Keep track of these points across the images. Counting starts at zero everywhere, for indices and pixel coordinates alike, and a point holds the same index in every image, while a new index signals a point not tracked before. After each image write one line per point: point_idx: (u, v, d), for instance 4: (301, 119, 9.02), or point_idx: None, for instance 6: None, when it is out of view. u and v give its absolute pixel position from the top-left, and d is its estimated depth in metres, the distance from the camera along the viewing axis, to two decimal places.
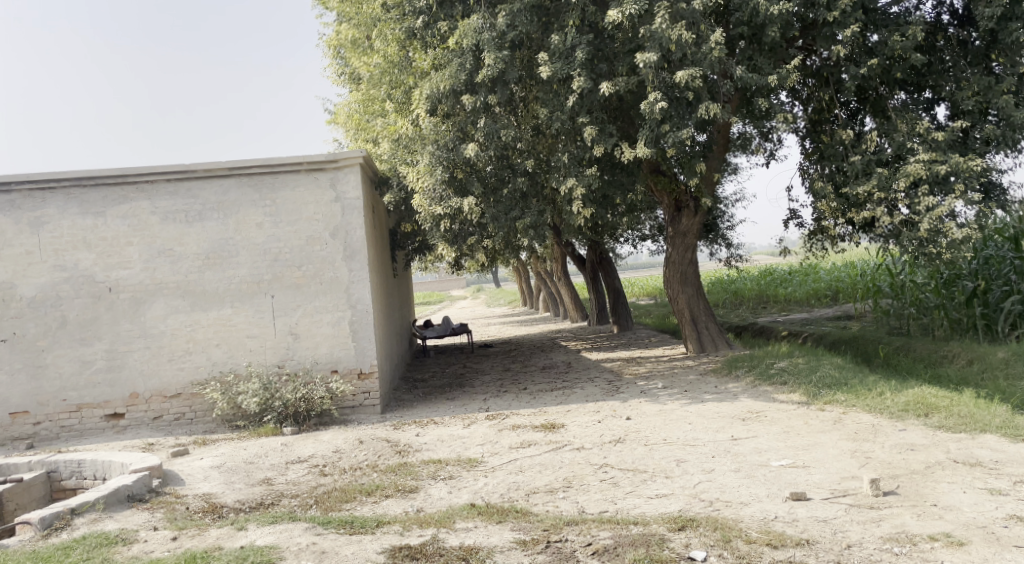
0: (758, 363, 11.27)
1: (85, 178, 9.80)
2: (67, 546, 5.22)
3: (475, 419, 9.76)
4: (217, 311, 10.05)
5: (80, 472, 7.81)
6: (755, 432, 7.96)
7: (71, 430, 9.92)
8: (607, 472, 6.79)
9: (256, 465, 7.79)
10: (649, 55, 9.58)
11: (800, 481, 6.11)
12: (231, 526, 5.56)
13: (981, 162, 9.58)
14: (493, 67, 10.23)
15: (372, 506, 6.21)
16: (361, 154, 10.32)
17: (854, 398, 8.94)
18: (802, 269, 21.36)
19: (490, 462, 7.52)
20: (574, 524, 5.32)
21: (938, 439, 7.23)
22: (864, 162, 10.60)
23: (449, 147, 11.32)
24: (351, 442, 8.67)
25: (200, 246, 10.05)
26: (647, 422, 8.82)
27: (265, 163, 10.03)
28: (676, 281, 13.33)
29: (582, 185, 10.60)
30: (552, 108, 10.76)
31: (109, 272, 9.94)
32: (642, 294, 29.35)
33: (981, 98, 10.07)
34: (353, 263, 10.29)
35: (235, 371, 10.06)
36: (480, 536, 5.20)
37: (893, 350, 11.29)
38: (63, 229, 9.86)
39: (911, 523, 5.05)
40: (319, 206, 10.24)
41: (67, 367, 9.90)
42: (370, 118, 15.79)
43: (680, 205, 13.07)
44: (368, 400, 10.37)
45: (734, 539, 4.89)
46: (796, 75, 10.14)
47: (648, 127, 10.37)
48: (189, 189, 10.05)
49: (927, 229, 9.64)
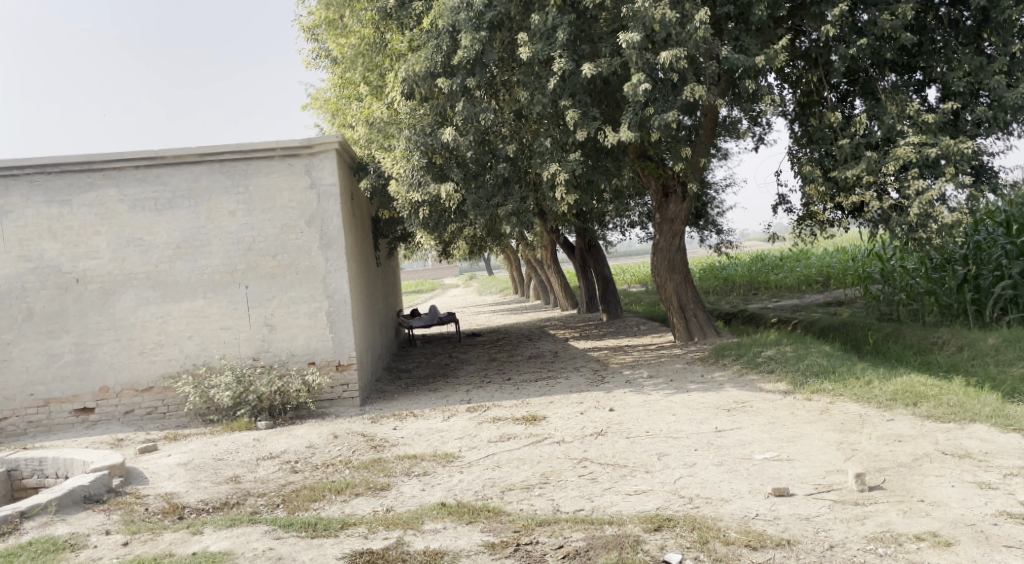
0: (745, 351, 11.07)
1: (48, 164, 9.47)
2: (12, 553, 5.03)
3: (456, 411, 9.51)
4: (189, 302, 9.77)
5: (42, 471, 7.53)
6: (740, 423, 7.74)
7: (40, 425, 9.64)
8: (586, 467, 6.57)
9: (225, 462, 7.52)
10: (633, 35, 9.34)
11: (783, 475, 5.89)
12: (187, 530, 5.34)
13: (971, 144, 9.36)
14: (470, 49, 9.97)
15: (341, 505, 5.98)
16: (337, 139, 10.01)
17: (841, 387, 8.74)
18: (793, 255, 21.22)
19: (466, 457, 7.28)
20: (546, 525, 5.08)
21: (927, 430, 7.02)
22: (854, 145, 10.33)
23: (427, 132, 11.07)
24: (326, 436, 8.42)
25: (171, 235, 9.75)
26: (630, 414, 8.59)
27: (237, 149, 9.71)
28: (663, 267, 13.08)
29: (566, 170, 10.30)
30: (533, 91, 10.47)
31: (76, 263, 9.63)
32: (634, 281, 29.17)
33: (973, 78, 9.87)
34: (329, 252, 10.00)
35: (208, 364, 9.79)
36: (448, 538, 4.97)
37: (883, 337, 11.11)
38: (27, 218, 9.54)
39: (898, 521, 4.83)
40: (294, 192, 9.93)
41: (35, 360, 9.62)
42: (348, 102, 15.46)
43: (667, 190, 12.81)
44: (346, 393, 10.10)
45: (711, 540, 4.66)
46: (783, 55, 9.83)
47: (632, 110, 10.04)
48: (159, 175, 9.73)
49: (917, 213, 9.44)
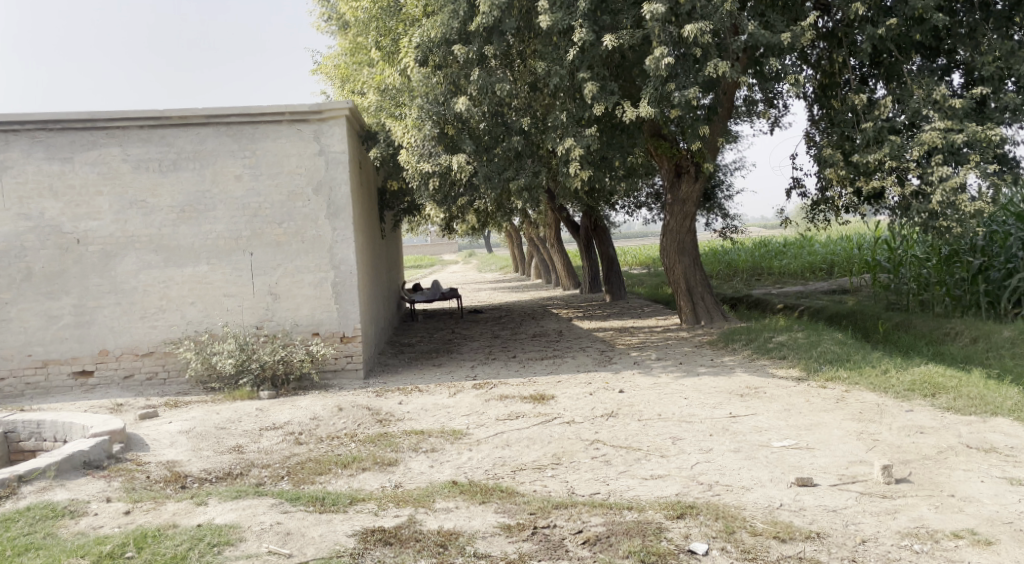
0: (756, 336, 10.88)
1: (51, 121, 9.20)
2: (9, 518, 4.86)
3: (462, 388, 9.33)
4: (193, 268, 9.55)
5: (40, 434, 7.35)
6: (755, 409, 7.57)
7: (37, 387, 9.45)
8: (599, 449, 6.40)
9: (227, 431, 7.33)
10: (657, 7, 9.05)
11: (805, 464, 5.72)
12: (191, 500, 5.16)
13: (999, 132, 9.11)
14: (489, 16, 9.70)
15: (348, 479, 5.81)
16: (348, 106, 9.73)
17: (857, 375, 8.56)
18: (797, 241, 21.05)
19: (475, 434, 7.10)
20: (564, 508, 4.91)
21: (948, 422, 6.84)
22: (877, 129, 10.08)
23: (440, 101, 10.81)
24: (330, 408, 8.21)
25: (174, 198, 9.50)
26: (641, 396, 8.41)
27: (245, 111, 9.45)
28: (673, 249, 12.86)
29: (581, 145, 10.01)
30: (550, 63, 10.18)
31: (78, 223, 9.39)
32: (635, 263, 29.03)
33: (1003, 63, 9.61)
34: (337, 221, 9.76)
35: (211, 331, 9.58)
36: (462, 518, 4.80)
37: (893, 326, 10.94)
38: (28, 174, 9.29)
39: (930, 517, 4.66)
40: (302, 159, 9.67)
41: (33, 321, 9.42)
42: (358, 68, 15.21)
43: (680, 170, 12.55)
44: (350, 364, 9.91)
45: (738, 530, 4.49)
46: (810, 33, 9.54)
47: (653, 85, 9.72)
48: (164, 136, 9.46)
49: (939, 201, 9.22)
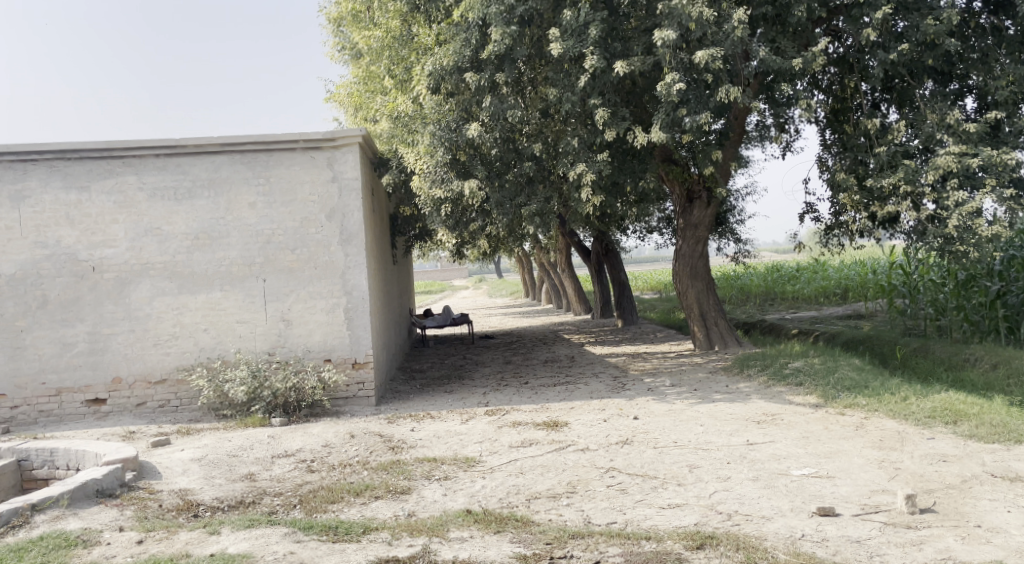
0: (771, 362, 10.77)
1: (69, 150, 9.30)
2: (21, 548, 4.82)
3: (474, 414, 9.26)
4: (206, 295, 9.56)
5: (52, 462, 7.32)
6: (772, 436, 7.46)
7: (51, 415, 9.44)
8: (615, 477, 6.31)
9: (240, 459, 7.28)
10: (668, 33, 9.07)
11: (826, 494, 5.62)
12: (203, 529, 5.11)
13: (1015, 155, 9.06)
14: (500, 43, 9.76)
15: (361, 508, 5.74)
16: (360, 133, 9.79)
17: (876, 402, 8.43)
18: (810, 266, 20.94)
19: (488, 462, 7.03)
20: (581, 538, 4.83)
21: (971, 450, 6.71)
22: (890, 153, 10.04)
23: (452, 127, 10.86)
24: (342, 436, 8.15)
25: (189, 225, 9.55)
26: (656, 423, 8.32)
27: (259, 140, 9.51)
28: (685, 274, 12.80)
29: (593, 170, 10.01)
30: (562, 89, 10.21)
31: (93, 250, 9.44)
32: (646, 288, 28.92)
33: (1017, 87, 9.57)
34: (349, 247, 9.77)
35: (223, 358, 9.58)
36: (477, 548, 4.72)
37: (911, 352, 10.80)
38: (45, 203, 9.37)
39: (957, 548, 4.55)
40: (316, 186, 9.72)
41: (48, 349, 9.43)
42: (371, 96, 15.33)
43: (692, 195, 12.52)
44: (362, 391, 9.87)
45: (759, 560, 4.40)
46: (822, 58, 9.54)
47: (664, 110, 9.72)
48: (179, 164, 9.53)
49: (955, 225, 9.13)
